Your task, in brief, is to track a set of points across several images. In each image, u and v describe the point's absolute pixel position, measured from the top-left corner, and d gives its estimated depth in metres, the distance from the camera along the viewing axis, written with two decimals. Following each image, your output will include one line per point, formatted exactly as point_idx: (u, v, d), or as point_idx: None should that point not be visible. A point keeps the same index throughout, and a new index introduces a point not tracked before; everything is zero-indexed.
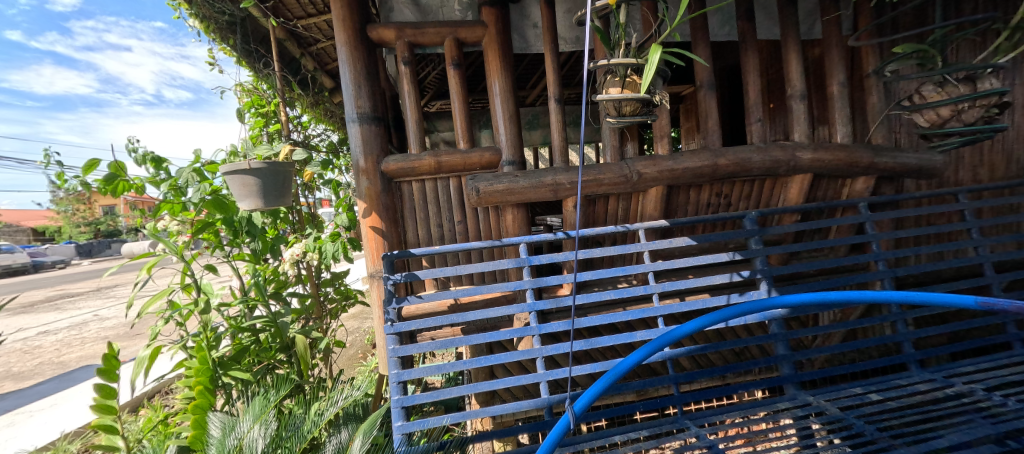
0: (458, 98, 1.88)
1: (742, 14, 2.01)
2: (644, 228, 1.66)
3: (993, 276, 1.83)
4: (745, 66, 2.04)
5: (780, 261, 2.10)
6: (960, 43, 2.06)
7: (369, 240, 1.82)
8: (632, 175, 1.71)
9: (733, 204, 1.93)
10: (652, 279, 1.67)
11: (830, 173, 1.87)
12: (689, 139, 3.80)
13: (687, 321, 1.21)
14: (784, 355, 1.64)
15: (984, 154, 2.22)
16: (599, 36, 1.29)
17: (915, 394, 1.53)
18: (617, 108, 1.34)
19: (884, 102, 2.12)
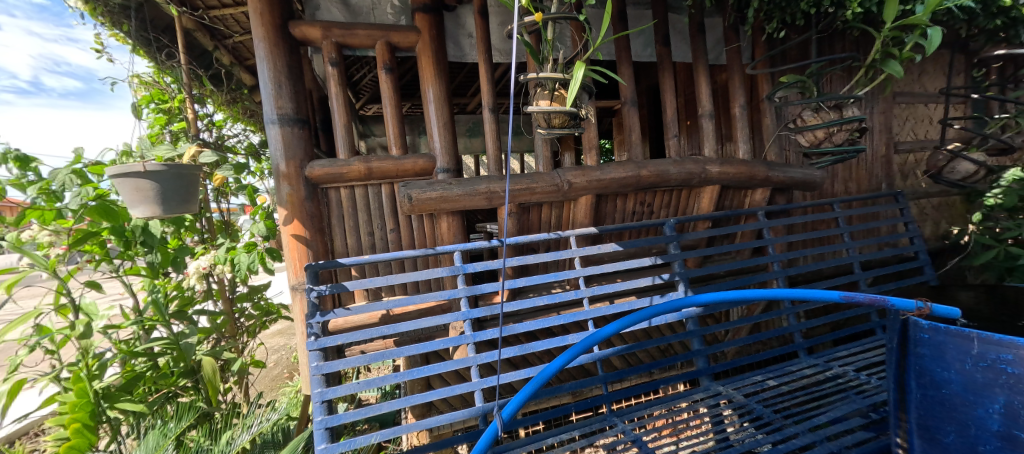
0: (391, 103, 1.83)
1: (660, 38, 2.19)
2: (575, 235, 1.73)
3: (860, 273, 2.15)
4: (663, 86, 2.22)
5: (696, 264, 2.30)
6: (833, 76, 2.42)
7: (291, 249, 1.69)
8: (564, 185, 1.78)
9: (654, 212, 2.08)
10: (583, 284, 1.74)
11: (735, 185, 2.10)
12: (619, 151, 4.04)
13: (611, 323, 1.29)
14: (699, 350, 1.80)
15: (852, 170, 2.63)
16: (529, 50, 1.34)
17: (803, 378, 1.76)
18: (547, 120, 1.40)
19: (776, 124, 2.43)
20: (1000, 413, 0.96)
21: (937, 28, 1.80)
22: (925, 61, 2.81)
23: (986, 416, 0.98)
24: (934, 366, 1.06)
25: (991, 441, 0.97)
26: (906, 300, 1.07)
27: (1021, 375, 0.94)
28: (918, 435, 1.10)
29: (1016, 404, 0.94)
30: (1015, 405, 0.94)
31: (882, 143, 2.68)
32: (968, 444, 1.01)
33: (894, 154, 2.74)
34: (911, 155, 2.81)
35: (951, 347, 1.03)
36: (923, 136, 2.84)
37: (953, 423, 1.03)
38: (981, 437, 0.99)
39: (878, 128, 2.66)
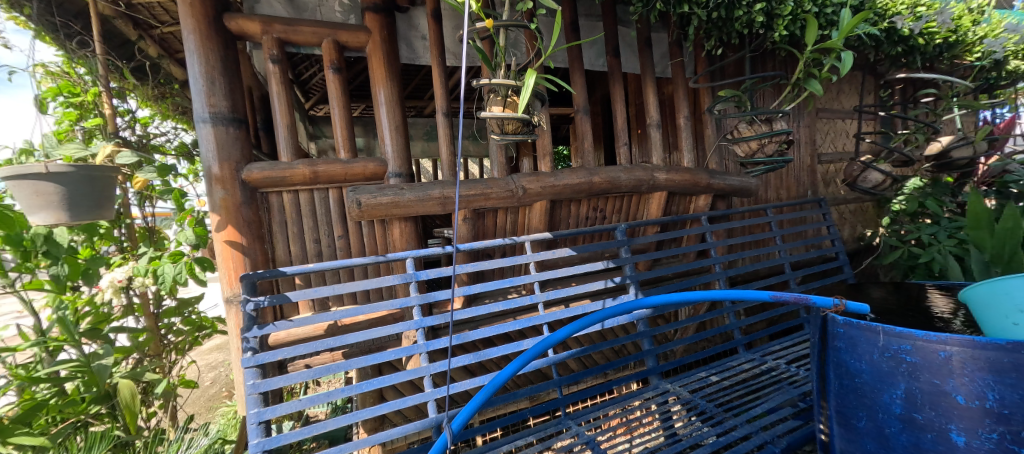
0: (339, 104, 1.76)
1: (611, 50, 2.27)
2: (530, 240, 1.74)
3: (791, 273, 2.34)
4: (614, 95, 2.30)
5: (646, 267, 2.39)
6: (765, 92, 2.63)
7: (225, 258, 1.58)
8: (518, 190, 1.78)
9: (607, 217, 2.14)
10: (538, 288, 1.75)
11: (680, 191, 2.21)
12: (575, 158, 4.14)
13: (563, 327, 1.31)
14: (649, 349, 1.86)
15: (782, 179, 2.85)
16: (481, 56, 1.33)
17: (742, 372, 1.87)
18: (500, 126, 1.41)
19: (716, 135, 2.59)
20: (902, 398, 1.02)
21: (850, 52, 2.01)
22: (842, 81, 3.13)
23: (890, 401, 1.04)
24: (848, 358, 1.11)
25: (895, 424, 1.03)
26: (825, 298, 1.16)
27: (918, 363, 0.99)
28: (835, 420, 1.17)
29: (915, 390, 1.00)
30: (914, 391, 1.00)
31: (808, 154, 2.94)
32: (877, 428, 1.07)
33: (818, 164, 3.01)
34: (832, 165, 3.10)
35: (862, 341, 1.08)
36: (841, 148, 3.15)
37: (863, 409, 1.09)
38: (886, 421, 1.05)
39: (804, 140, 2.91)
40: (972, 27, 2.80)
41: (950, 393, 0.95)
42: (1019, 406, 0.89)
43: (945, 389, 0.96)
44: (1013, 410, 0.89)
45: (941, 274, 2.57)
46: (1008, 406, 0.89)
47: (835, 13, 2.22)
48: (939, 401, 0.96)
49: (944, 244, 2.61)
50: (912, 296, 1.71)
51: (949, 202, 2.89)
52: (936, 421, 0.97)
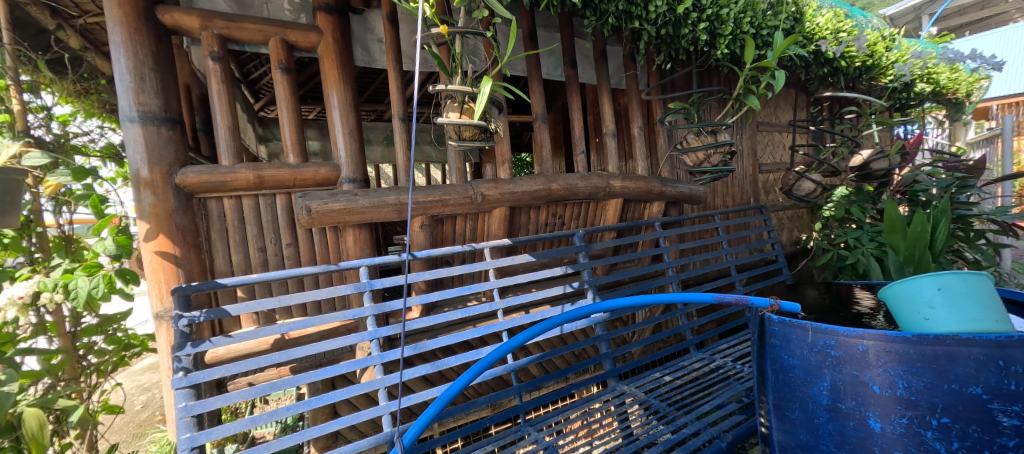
0: (288, 105, 1.68)
1: (568, 61, 2.33)
2: (489, 247, 1.73)
3: (737, 275, 2.48)
4: (571, 105, 2.36)
5: (604, 271, 2.45)
6: (711, 105, 2.79)
7: (155, 269, 1.46)
8: (477, 197, 1.78)
9: (565, 223, 2.18)
10: (497, 295, 1.74)
11: (635, 198, 2.29)
12: None
13: (521, 333, 1.32)
14: (606, 352, 1.90)
15: (727, 187, 3.03)
16: (437, 62, 1.32)
17: (693, 371, 1.96)
18: (457, 132, 1.40)
19: (668, 144, 2.71)
20: (828, 390, 1.09)
21: (783, 71, 2.18)
22: (778, 97, 3.38)
23: (818, 393, 1.11)
24: (784, 354, 1.19)
25: (822, 414, 1.11)
26: (763, 299, 1.26)
27: (841, 357, 1.07)
28: (772, 413, 1.25)
29: (839, 382, 1.08)
30: (838, 383, 1.08)
31: (749, 164, 3.15)
32: (808, 419, 1.14)
33: (759, 173, 3.23)
34: (771, 174, 3.34)
35: (795, 338, 1.16)
36: (779, 159, 3.40)
37: (796, 401, 1.17)
38: (815, 412, 1.12)
39: (746, 151, 3.12)
40: (886, 52, 3.12)
41: (868, 383, 1.04)
42: (924, 392, 0.98)
43: (864, 379, 1.04)
44: (919, 396, 0.98)
45: (863, 274, 2.87)
46: (914, 393, 0.99)
47: (771, 34, 2.40)
48: (860, 391, 1.05)
49: (866, 248, 2.88)
50: (841, 295, 1.87)
51: (869, 209, 3.19)
52: (857, 409, 1.05)
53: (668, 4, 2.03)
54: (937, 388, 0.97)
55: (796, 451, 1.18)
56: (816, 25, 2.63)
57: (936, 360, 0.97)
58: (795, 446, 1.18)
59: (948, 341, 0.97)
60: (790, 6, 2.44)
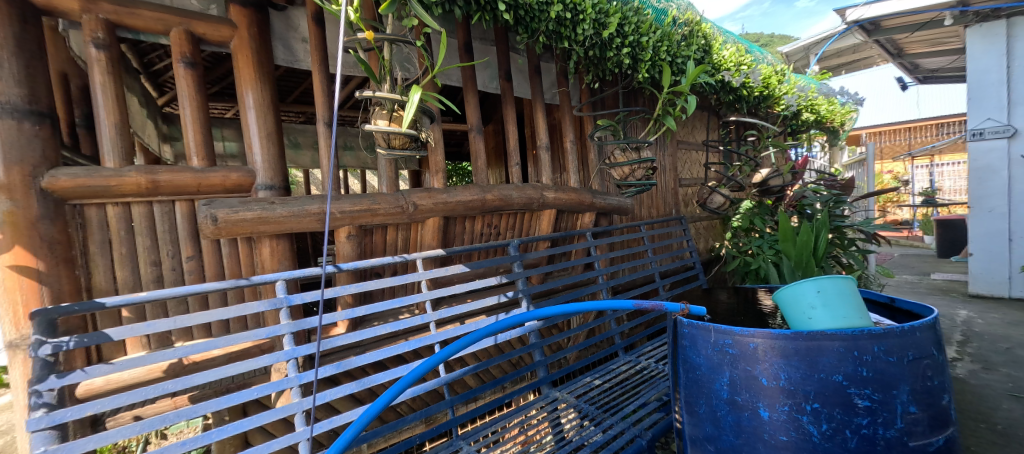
0: (193, 103, 1.53)
1: (502, 75, 2.37)
2: (422, 257, 1.68)
3: (660, 281, 2.66)
4: (506, 117, 2.39)
5: (538, 280, 2.51)
6: (635, 123, 3.00)
7: (11, 287, 1.24)
8: (409, 207, 1.72)
9: (500, 233, 2.20)
10: (429, 307, 1.70)
11: (568, 209, 2.37)
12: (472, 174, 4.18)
13: (449, 345, 1.30)
14: (540, 360, 1.95)
15: (651, 199, 3.25)
16: (364, 67, 1.28)
17: (620, 375, 2.05)
18: (386, 140, 1.36)
19: (598, 159, 2.85)
20: (727, 385, 1.21)
21: (695, 96, 2.41)
22: (693, 119, 3.71)
23: (719, 388, 1.23)
24: (693, 354, 1.30)
25: (723, 407, 1.21)
26: (675, 303, 1.36)
27: (737, 354, 1.19)
28: (684, 409, 1.35)
29: (735, 377, 1.19)
30: (735, 378, 1.19)
31: (670, 179, 3.41)
32: (712, 413, 1.25)
33: (679, 187, 3.51)
34: (689, 189, 3.64)
35: (702, 339, 1.27)
36: (695, 175, 3.72)
37: (703, 397, 1.27)
38: (717, 405, 1.23)
39: (667, 167, 3.38)
40: (778, 84, 3.57)
41: (758, 377, 1.15)
42: (800, 382, 1.10)
43: (755, 374, 1.16)
44: (796, 385, 1.11)
45: (765, 278, 3.24)
46: (793, 383, 1.11)
47: (684, 62, 2.65)
48: (752, 384, 1.16)
49: (766, 255, 3.26)
50: (748, 298, 2.07)
51: (768, 220, 3.60)
52: (750, 401, 1.16)
53: (594, 28, 2.15)
54: (810, 378, 1.09)
55: (703, 443, 1.28)
56: (722, 57, 2.94)
57: (808, 352, 1.10)
58: (703, 439, 1.28)
59: (818, 337, 1.11)
60: (700, 39, 2.72)
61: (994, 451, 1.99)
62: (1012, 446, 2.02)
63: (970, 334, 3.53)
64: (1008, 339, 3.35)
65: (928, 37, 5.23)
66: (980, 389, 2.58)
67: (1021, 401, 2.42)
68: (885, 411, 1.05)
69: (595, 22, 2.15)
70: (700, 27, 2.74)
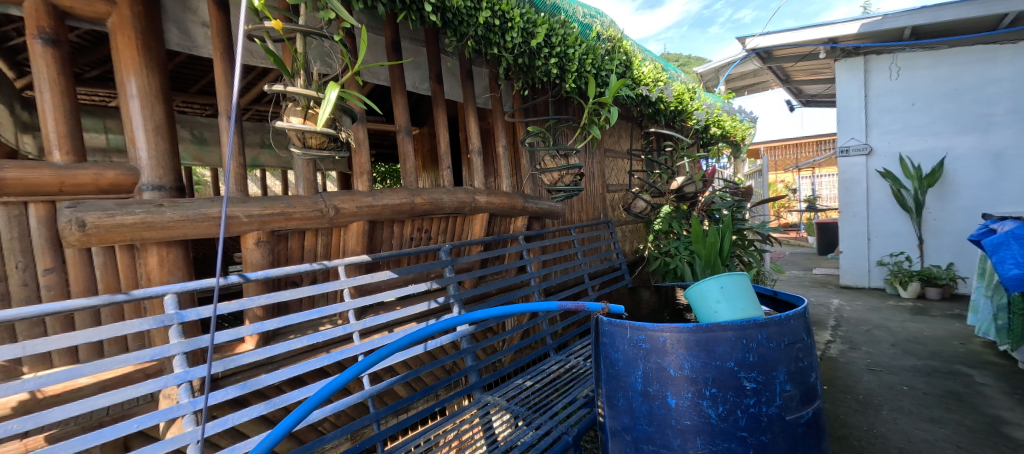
0: (55, 88, 1.31)
1: (433, 76, 2.32)
2: (344, 264, 1.58)
3: (589, 282, 2.77)
4: (436, 119, 2.35)
5: (471, 284, 2.48)
6: (564, 130, 3.11)
7: None
8: (329, 210, 1.60)
9: (431, 238, 2.14)
10: (352, 317, 1.60)
11: (500, 213, 2.38)
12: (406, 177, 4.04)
13: (369, 356, 1.24)
14: (472, 365, 1.93)
15: (581, 204, 3.38)
16: (273, 59, 1.18)
17: (550, 375, 2.10)
18: (301, 139, 1.27)
19: (530, 164, 2.90)
20: (641, 377, 1.29)
21: (617, 108, 2.57)
22: (618, 129, 3.94)
23: (634, 381, 1.31)
24: (613, 351, 1.37)
25: (638, 399, 1.29)
26: (596, 303, 1.43)
27: (649, 348, 1.28)
28: (606, 403, 1.42)
29: (647, 369, 1.28)
30: (647, 370, 1.28)
31: (598, 185, 3.57)
32: (629, 405, 1.32)
33: (606, 192, 3.69)
34: (615, 194, 3.84)
35: (619, 336, 1.35)
36: (620, 181, 3.94)
37: (621, 391, 1.35)
38: (633, 397, 1.31)
39: (595, 173, 3.53)
40: (690, 100, 3.92)
41: (666, 368, 1.25)
42: (700, 370, 1.21)
43: (664, 365, 1.25)
44: (698, 374, 1.21)
45: (681, 277, 3.54)
46: (695, 371, 1.21)
47: (608, 75, 2.81)
48: (661, 375, 1.25)
49: (682, 255, 3.56)
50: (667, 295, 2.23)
51: (684, 224, 3.95)
52: (660, 391, 1.25)
53: (522, 37, 2.20)
54: (709, 366, 1.20)
55: (622, 434, 1.35)
56: (642, 73, 3.16)
57: (705, 342, 1.21)
58: (621, 430, 1.35)
59: (716, 329, 1.22)
60: (622, 54, 2.90)
61: (857, 417, 2.36)
62: (871, 412, 2.40)
63: (842, 319, 4.13)
64: (868, 322, 3.98)
65: (809, 67, 6.07)
66: (848, 365, 3.04)
67: (876, 373, 2.89)
68: (768, 391, 1.19)
69: (524, 31, 2.20)
70: (622, 44, 2.93)
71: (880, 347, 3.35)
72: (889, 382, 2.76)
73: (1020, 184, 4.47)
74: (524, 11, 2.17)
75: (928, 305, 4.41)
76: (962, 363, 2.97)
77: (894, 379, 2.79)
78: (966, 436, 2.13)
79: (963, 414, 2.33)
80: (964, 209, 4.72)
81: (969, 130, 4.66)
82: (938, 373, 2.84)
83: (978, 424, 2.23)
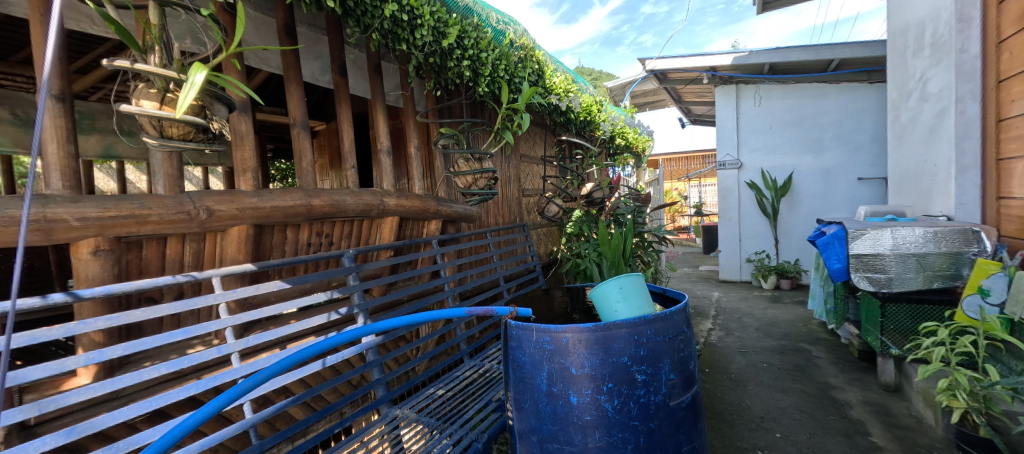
0: None
1: (335, 68, 2.13)
2: (220, 275, 1.36)
3: (503, 285, 2.78)
4: (339, 115, 2.16)
5: (380, 292, 2.32)
6: (478, 134, 3.10)
7: None
8: (200, 212, 1.35)
9: (333, 243, 1.96)
10: (231, 335, 1.39)
11: (412, 216, 2.26)
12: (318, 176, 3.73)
13: (244, 382, 1.07)
14: (379, 378, 1.80)
15: (498, 207, 3.38)
16: (117, 32, 0.97)
17: (462, 382, 2.06)
18: (159, 127, 1.08)
19: (444, 166, 2.82)
20: (546, 378, 1.32)
21: (528, 114, 2.62)
22: (533, 135, 4.04)
23: (540, 382, 1.33)
24: (520, 356, 1.38)
25: (543, 399, 1.32)
26: (504, 308, 1.44)
27: (553, 349, 1.30)
28: (514, 406, 1.42)
29: (551, 371, 1.31)
30: (551, 371, 1.31)
31: (513, 189, 3.62)
32: (535, 406, 1.34)
33: (521, 197, 3.76)
34: (530, 198, 3.93)
35: (527, 340, 1.36)
36: (534, 186, 4.05)
37: (528, 393, 1.36)
38: (539, 398, 1.33)
39: (510, 177, 3.57)
40: (598, 112, 4.19)
41: (568, 368, 1.28)
42: (598, 367, 1.26)
43: (566, 365, 1.28)
44: (596, 370, 1.26)
45: (589, 277, 3.74)
46: (595, 368, 1.26)
47: (521, 83, 2.86)
48: (564, 375, 1.29)
49: (591, 256, 3.77)
50: (578, 296, 2.32)
51: (593, 227, 4.18)
52: (563, 390, 1.29)
53: (433, 35, 2.13)
54: (606, 362, 1.26)
55: (528, 436, 1.36)
56: (554, 83, 3.29)
57: (603, 340, 1.27)
58: (528, 432, 1.37)
59: (612, 328, 1.28)
60: (534, 63, 2.98)
61: (730, 393, 2.69)
62: (740, 388, 2.76)
63: (721, 309, 4.72)
64: (740, 310, 4.62)
65: (697, 90, 6.87)
66: (723, 349, 3.47)
67: (745, 354, 3.35)
68: (655, 382, 1.28)
69: (434, 30, 2.13)
70: (534, 53, 3.01)
71: (747, 332, 3.89)
72: (753, 360, 3.21)
73: (843, 195, 5.55)
74: (435, 9, 2.10)
75: (782, 294, 5.24)
76: (805, 341, 3.58)
77: (757, 358, 3.26)
78: (806, 401, 2.56)
79: (804, 383, 2.81)
80: (807, 214, 5.71)
81: (810, 151, 5.67)
82: (788, 351, 3.38)
83: (814, 391, 2.69)
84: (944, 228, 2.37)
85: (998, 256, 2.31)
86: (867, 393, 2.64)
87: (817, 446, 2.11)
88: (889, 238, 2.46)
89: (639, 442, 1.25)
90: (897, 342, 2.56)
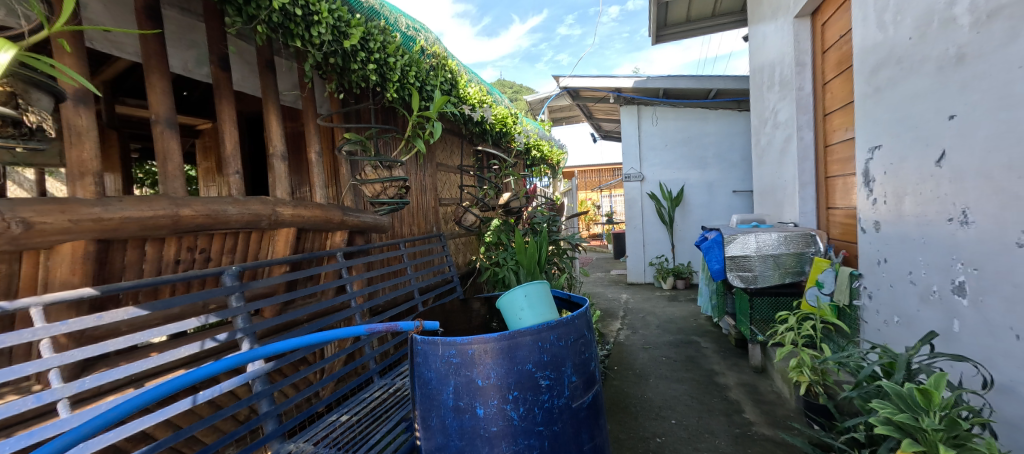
0: None
1: (216, 59, 1.88)
2: (43, 304, 1.10)
3: (416, 297, 2.67)
4: (220, 114, 1.89)
5: (274, 312, 2.09)
6: (387, 141, 2.97)
7: None
8: (13, 226, 1.06)
9: (211, 259, 1.71)
10: (60, 377, 1.13)
11: (311, 227, 2.06)
12: (203, 182, 3.27)
13: (62, 436, 0.86)
14: (268, 411, 1.58)
15: (413, 216, 3.25)
16: None
17: (367, 403, 1.92)
18: None
19: (350, 174, 2.65)
20: (452, 393, 1.29)
21: (440, 123, 2.57)
22: (450, 144, 3.99)
23: (446, 398, 1.30)
24: (427, 372, 1.34)
25: (450, 415, 1.29)
26: (409, 322, 1.37)
27: (459, 361, 1.28)
28: (421, 425, 1.37)
29: (458, 385, 1.28)
30: (457, 385, 1.28)
31: (429, 198, 3.52)
32: (441, 423, 1.31)
33: (438, 206, 3.68)
34: (447, 208, 3.86)
35: (433, 355, 1.32)
36: (452, 195, 3.99)
37: (434, 410, 1.32)
38: (445, 414, 1.30)
39: (426, 186, 3.48)
40: (513, 124, 4.28)
41: (475, 380, 1.27)
42: (504, 376, 1.27)
43: (472, 377, 1.27)
44: (502, 380, 1.27)
45: (507, 285, 3.77)
46: (501, 378, 1.26)
47: (433, 90, 2.81)
48: (471, 388, 1.27)
49: (508, 265, 3.82)
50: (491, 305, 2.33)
51: (510, 236, 4.24)
52: (470, 404, 1.27)
53: (332, 35, 1.99)
54: (512, 370, 1.27)
55: None
56: (468, 93, 3.28)
57: (509, 349, 1.27)
58: (435, 450, 1.32)
59: (517, 336, 1.29)
60: (446, 73, 2.94)
61: (634, 387, 2.91)
62: (642, 381, 3.01)
63: (628, 310, 5.10)
64: (643, 310, 5.03)
65: (604, 108, 7.42)
66: (629, 347, 3.75)
67: (647, 350, 3.66)
68: (559, 387, 1.32)
69: (334, 29, 1.99)
70: (446, 62, 2.97)
71: (649, 329, 4.25)
72: (653, 355, 3.52)
73: (722, 206, 6.37)
74: (335, 6, 1.96)
75: (677, 294, 5.84)
76: (695, 334, 4.02)
77: (657, 353, 3.57)
78: (695, 388, 2.86)
79: (693, 371, 3.14)
80: (695, 222, 6.46)
81: (695, 167, 6.43)
82: (681, 344, 3.76)
83: (702, 378, 3.02)
84: (792, 233, 2.85)
85: (829, 255, 2.83)
86: (742, 375, 3.04)
87: (704, 427, 2.36)
88: (753, 241, 2.87)
89: (544, 446, 1.28)
90: (763, 330, 2.96)
